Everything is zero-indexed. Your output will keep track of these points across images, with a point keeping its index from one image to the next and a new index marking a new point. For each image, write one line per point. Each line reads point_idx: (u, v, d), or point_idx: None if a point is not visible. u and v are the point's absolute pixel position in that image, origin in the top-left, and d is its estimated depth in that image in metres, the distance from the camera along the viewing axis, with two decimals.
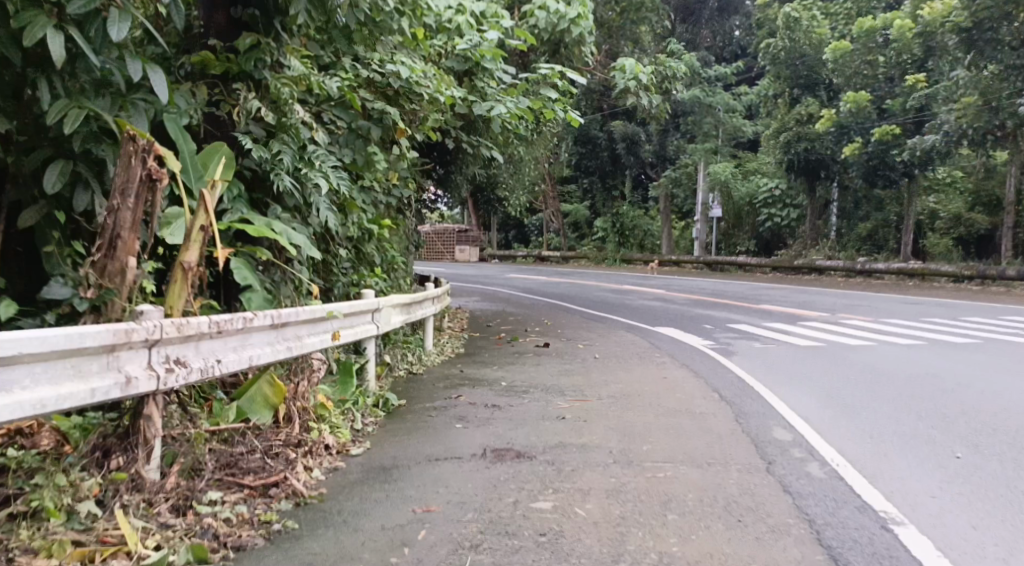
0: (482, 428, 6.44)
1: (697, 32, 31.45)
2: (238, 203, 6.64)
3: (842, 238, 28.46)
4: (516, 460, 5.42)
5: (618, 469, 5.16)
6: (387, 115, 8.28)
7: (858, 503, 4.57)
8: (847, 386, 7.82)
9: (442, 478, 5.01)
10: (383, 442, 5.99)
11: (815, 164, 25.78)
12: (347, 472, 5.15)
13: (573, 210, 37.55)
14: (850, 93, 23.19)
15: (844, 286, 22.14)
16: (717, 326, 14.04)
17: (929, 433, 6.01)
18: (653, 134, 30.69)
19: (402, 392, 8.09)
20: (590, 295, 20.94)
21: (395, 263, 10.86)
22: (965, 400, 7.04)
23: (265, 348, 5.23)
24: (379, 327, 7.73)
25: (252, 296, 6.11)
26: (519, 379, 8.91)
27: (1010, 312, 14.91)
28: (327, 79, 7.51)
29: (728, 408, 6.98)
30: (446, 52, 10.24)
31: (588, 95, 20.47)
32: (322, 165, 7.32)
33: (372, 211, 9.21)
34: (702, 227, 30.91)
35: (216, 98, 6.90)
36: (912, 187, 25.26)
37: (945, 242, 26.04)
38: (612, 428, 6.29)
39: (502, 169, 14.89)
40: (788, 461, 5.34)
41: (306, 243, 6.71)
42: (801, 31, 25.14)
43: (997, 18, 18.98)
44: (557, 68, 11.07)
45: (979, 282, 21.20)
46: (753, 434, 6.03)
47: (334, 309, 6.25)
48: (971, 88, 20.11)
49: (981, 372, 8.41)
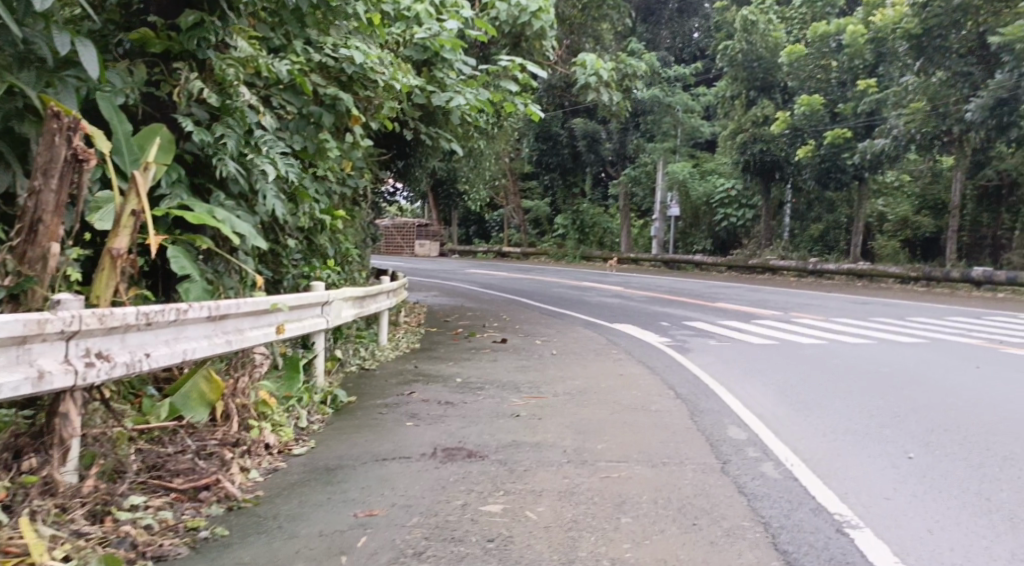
0: (434, 426, 6.20)
1: (657, 32, 31.58)
2: (178, 188, 6.33)
3: (795, 238, 28.75)
4: (468, 460, 5.19)
5: (572, 469, 4.97)
6: (340, 101, 7.98)
7: (812, 505, 4.38)
8: (802, 384, 7.71)
9: (388, 479, 4.76)
10: (329, 441, 5.72)
11: (770, 164, 25.98)
12: (287, 473, 4.88)
13: (533, 207, 37.45)
14: (804, 96, 23.50)
15: (796, 286, 22.33)
16: (673, 324, 13.98)
17: (882, 431, 5.85)
18: (613, 132, 30.69)
19: (352, 388, 7.81)
20: (550, 292, 20.79)
21: (350, 254, 10.57)
22: (919, 399, 6.95)
23: (202, 343, 4.95)
24: (329, 320, 7.44)
25: (190, 287, 5.82)
26: (474, 375, 8.69)
27: (957, 313, 15.09)
28: (275, 61, 7.18)
29: (685, 406, 6.83)
30: (404, 41, 9.92)
31: (550, 90, 20.31)
32: (269, 151, 7.02)
33: (326, 201, 8.91)
34: (659, 225, 30.99)
35: (155, 78, 6.56)
36: (863, 190, 25.10)
37: (893, 244, 26.41)
38: (568, 426, 6.09)
39: (462, 163, 14.64)
40: (743, 460, 5.17)
41: (251, 232, 6.39)
42: (758, 34, 25.20)
43: (946, 26, 19.62)
44: (518, 60, 10.89)
45: (925, 283, 21.49)
46: (709, 433, 5.87)
47: (279, 302, 5.95)
48: (919, 93, 20.47)
49: (934, 372, 8.39)
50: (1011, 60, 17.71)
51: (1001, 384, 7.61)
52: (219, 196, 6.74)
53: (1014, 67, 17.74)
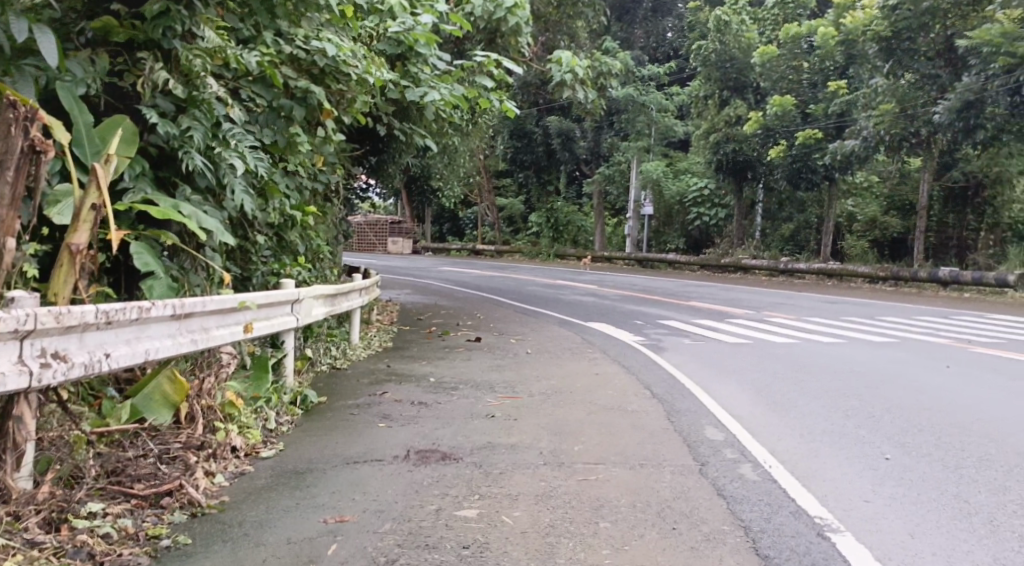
0: (407, 427, 6.06)
1: (631, 31, 31.58)
2: (142, 181, 6.15)
3: (766, 238, 28.91)
4: (442, 462, 5.06)
5: (548, 471, 4.86)
6: (311, 94, 7.79)
7: (792, 508, 4.30)
8: (777, 384, 7.68)
9: (360, 483, 4.62)
10: (299, 443, 5.56)
11: (742, 164, 26.08)
12: (255, 477, 4.72)
13: (507, 204, 37.35)
14: (776, 97, 23.61)
15: (768, 285, 22.45)
16: (647, 323, 13.93)
17: (858, 432, 5.81)
18: (587, 131, 30.66)
19: (323, 388, 7.64)
20: (524, 289, 20.72)
21: (322, 251, 10.38)
22: (894, 399, 6.93)
23: (166, 342, 4.78)
24: (299, 318, 7.26)
25: (153, 284, 5.66)
26: (448, 374, 8.56)
27: (926, 313, 15.23)
28: (245, 53, 6.99)
29: (661, 406, 6.76)
30: (378, 35, 9.76)
31: (525, 87, 20.22)
32: (238, 145, 6.84)
33: (297, 196, 8.72)
34: (632, 224, 31.02)
35: (119, 68, 6.36)
36: (833, 190, 25.37)
37: (862, 244, 26.68)
38: (544, 427, 5.99)
39: (436, 160, 14.49)
40: (721, 462, 5.09)
41: (218, 228, 6.21)
42: (731, 34, 25.19)
43: (915, 28, 19.78)
44: (493, 56, 10.71)
45: (893, 283, 21.70)
46: (686, 434, 5.79)
47: (246, 299, 5.78)
48: (888, 95, 20.66)
49: (907, 371, 8.40)
50: (978, 63, 17.92)
51: (973, 383, 7.63)
52: (185, 191, 6.55)
53: (981, 70, 17.95)
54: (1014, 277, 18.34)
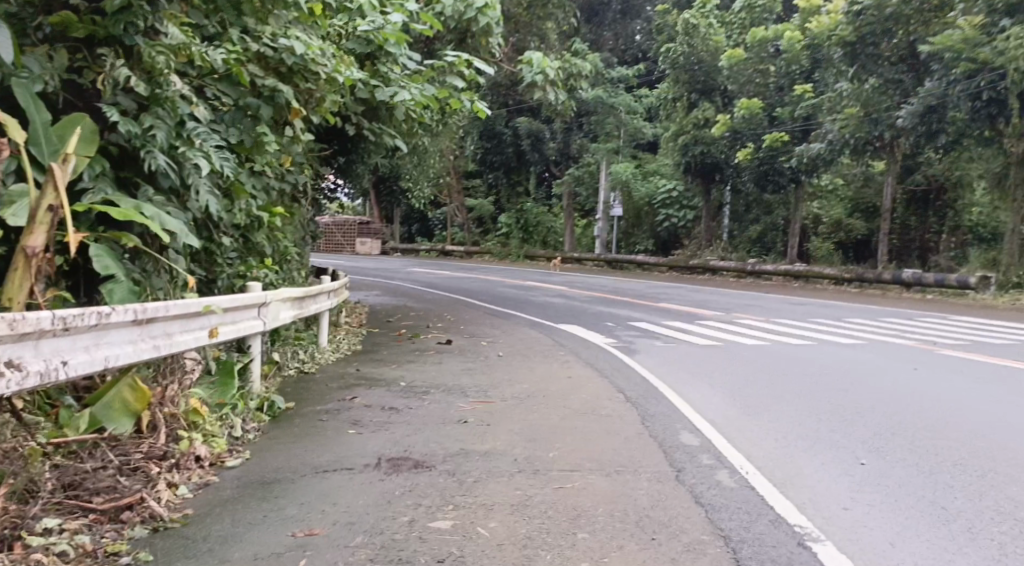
0: (377, 434, 5.93)
1: (600, 33, 31.59)
2: (102, 182, 5.96)
3: (734, 239, 29.06)
4: (415, 471, 4.93)
5: (524, 479, 4.77)
6: (279, 93, 7.62)
7: (772, 516, 4.26)
8: (750, 387, 7.66)
9: (330, 493, 4.48)
10: (266, 451, 5.41)
11: (711, 166, 26.20)
12: (220, 488, 4.56)
13: (477, 205, 37.22)
14: (744, 100, 23.74)
15: (736, 287, 22.57)
16: (618, 324, 13.90)
17: (832, 436, 5.80)
18: (557, 132, 30.63)
19: (291, 393, 7.48)
20: (495, 291, 20.63)
21: (289, 253, 10.18)
22: (865, 402, 6.95)
23: (127, 348, 4.62)
24: (266, 323, 7.10)
25: (114, 288, 5.49)
26: (419, 378, 8.44)
27: (892, 314, 15.39)
28: (210, 50, 6.81)
29: (635, 410, 6.70)
30: (347, 34, 9.60)
31: (495, 87, 20.11)
32: (203, 144, 6.66)
33: (263, 197, 8.53)
34: (602, 225, 31.04)
35: (78, 65, 6.17)
36: (799, 192, 25.60)
37: (828, 245, 26.96)
38: (518, 433, 5.90)
39: (406, 160, 14.34)
40: (698, 468, 5.04)
41: (181, 230, 6.04)
42: (699, 37, 25.31)
43: (879, 34, 19.91)
44: (464, 55, 10.55)
45: (858, 284, 21.93)
46: (661, 439, 5.73)
47: (212, 304, 5.61)
48: (854, 99, 20.84)
49: (877, 373, 8.44)
50: (940, 68, 18.15)
51: (942, 386, 7.67)
52: (147, 191, 6.36)
53: (942, 76, 18.16)
54: (975, 279, 18.60)
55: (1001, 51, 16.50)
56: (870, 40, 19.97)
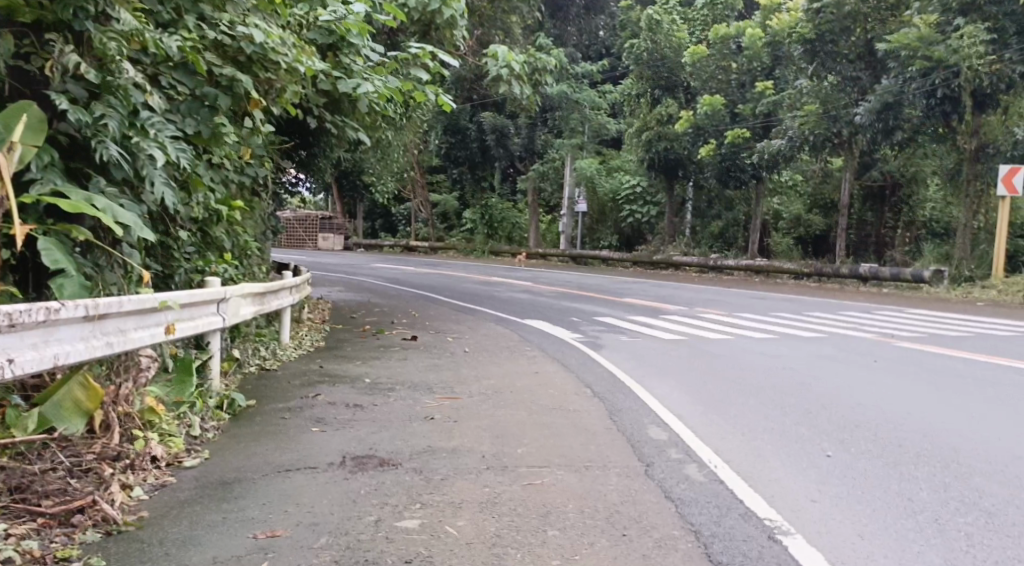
0: (341, 432, 5.80)
1: (564, 28, 31.48)
2: (51, 172, 5.77)
3: (696, 235, 29.20)
4: (380, 469, 4.81)
5: (492, 476, 4.68)
6: (238, 83, 7.43)
7: (741, 510, 4.22)
8: (715, 381, 7.66)
9: (293, 494, 4.35)
10: (226, 450, 5.25)
11: (674, 163, 26.26)
12: (177, 489, 4.40)
13: (441, 201, 37.00)
14: (706, 96, 23.81)
15: (699, 281, 22.70)
16: (583, 319, 13.87)
17: (799, 429, 5.80)
18: (521, 127, 30.49)
19: (252, 391, 7.29)
20: (460, 286, 20.48)
21: (250, 248, 9.97)
22: (829, 394, 6.98)
23: (77, 345, 4.46)
24: (225, 318, 6.91)
25: (64, 283, 5.31)
26: (383, 375, 8.30)
27: (851, 308, 15.58)
28: (165, 37, 6.60)
29: (601, 405, 6.65)
30: (308, 24, 9.40)
31: (459, 81, 19.92)
32: (158, 134, 6.47)
33: (223, 190, 8.33)
34: (566, 221, 31.07)
35: (25, 50, 5.94)
36: (760, 189, 25.83)
37: (788, 241, 27.27)
38: (485, 429, 5.80)
39: (369, 154, 14.14)
40: (666, 462, 4.99)
41: (136, 223, 5.87)
42: (662, 33, 25.50)
43: (837, 31, 20.18)
44: (428, 48, 10.40)
45: (817, 279, 22.15)
46: (628, 434, 5.69)
47: (167, 299, 5.44)
48: (813, 96, 21.03)
49: (841, 366, 8.49)
50: (897, 66, 18.39)
51: (904, 378, 7.74)
52: (100, 183, 6.15)
53: (900, 73, 18.40)
54: (929, 273, 18.89)
55: (955, 50, 16.75)
56: (829, 38, 20.29)
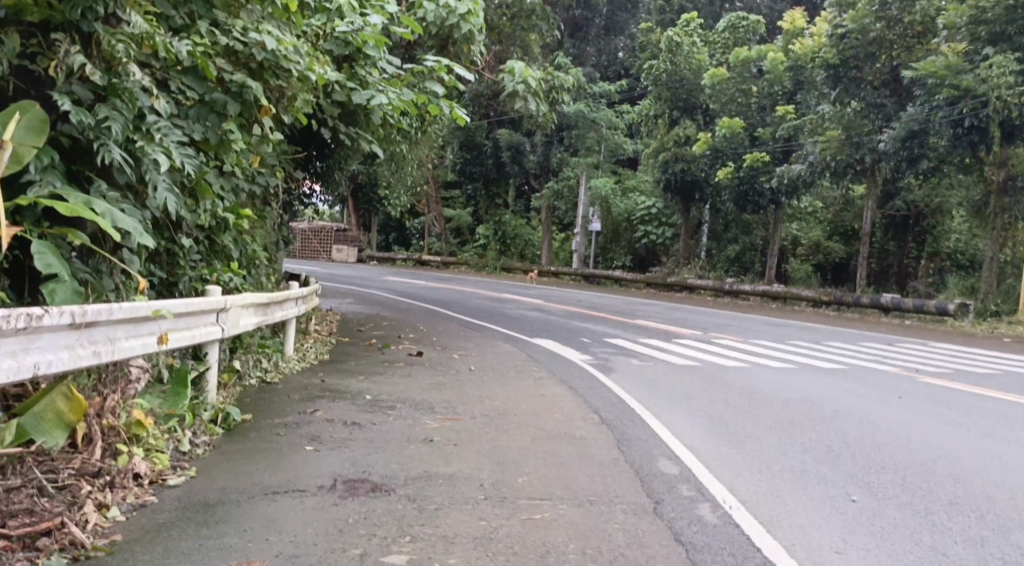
0: (336, 452, 5.57)
1: (584, 47, 31.16)
2: (50, 174, 5.62)
3: (711, 258, 28.82)
4: (372, 495, 4.57)
5: (489, 508, 4.44)
6: (248, 89, 7.27)
7: (759, 560, 3.95)
8: (728, 411, 7.38)
9: (276, 519, 4.13)
10: (214, 468, 5.03)
11: (690, 184, 26.03)
12: (157, 510, 4.20)
13: (454, 216, 36.86)
14: (725, 119, 23.53)
15: (714, 306, 22.38)
16: (594, 341, 13.61)
17: (818, 468, 5.51)
18: (537, 145, 30.41)
19: (249, 404, 7.10)
20: (470, 302, 20.25)
21: (257, 257, 9.79)
22: (850, 431, 6.69)
23: (59, 354, 4.26)
24: (225, 329, 6.71)
25: (56, 288, 5.14)
26: (385, 392, 8.07)
27: (868, 338, 15.25)
28: (175, 41, 6.45)
29: (610, 433, 6.40)
30: (324, 34, 9.24)
31: (477, 96, 19.78)
32: (164, 140, 6.31)
33: (231, 198, 8.16)
34: (580, 240, 30.79)
35: (31, 50, 5.78)
36: (778, 214, 25.54)
37: (806, 267, 26.96)
38: (485, 455, 5.55)
39: (383, 167, 13.98)
40: (677, 500, 4.72)
41: (135, 228, 5.70)
42: (682, 55, 25.35)
43: (861, 57, 19.84)
44: (445, 61, 10.23)
45: (836, 307, 21.77)
46: (638, 466, 5.42)
47: (162, 308, 5.23)
48: (835, 122, 20.60)
49: (860, 401, 8.19)
50: (922, 94, 18.08)
51: (926, 416, 7.48)
52: (101, 186, 5.97)
53: (925, 101, 18.12)
54: (953, 305, 18.48)
55: (984, 79, 16.48)
56: (853, 63, 19.92)
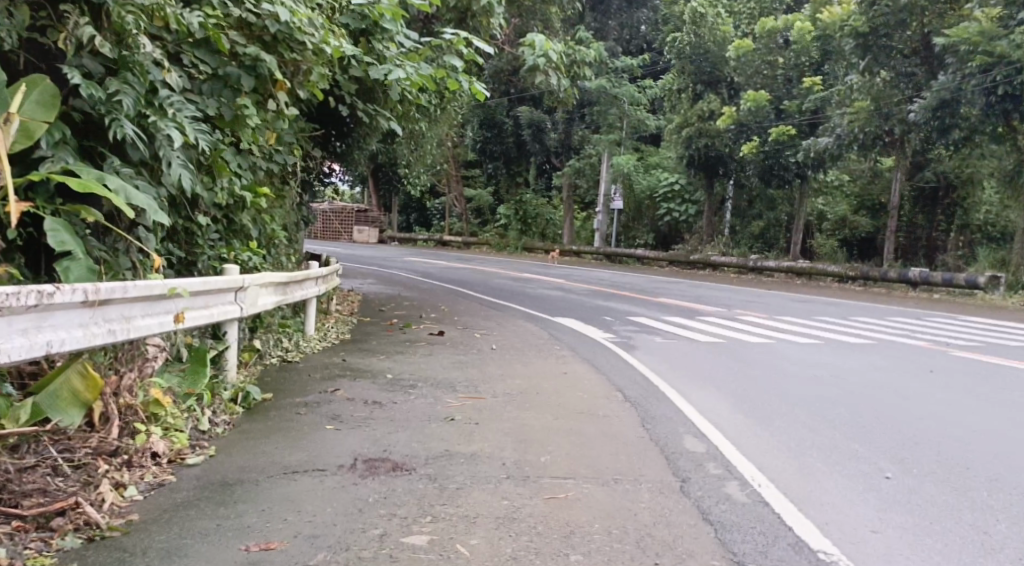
0: (356, 431, 5.47)
1: (606, 22, 30.76)
2: (63, 150, 5.56)
3: (735, 234, 28.44)
4: (392, 474, 4.46)
5: (511, 487, 4.32)
6: (262, 63, 7.15)
7: (791, 539, 3.80)
8: (754, 388, 7.21)
9: (295, 499, 4.03)
10: (233, 447, 4.95)
11: (714, 160, 25.64)
12: (175, 489, 4.11)
13: (475, 195, 36.62)
14: (750, 92, 23.06)
15: (738, 283, 22.08)
16: (617, 318, 13.44)
17: (850, 445, 5.33)
18: (559, 122, 30.28)
19: (269, 384, 7.03)
20: (491, 281, 20.14)
21: (277, 236, 9.71)
22: (881, 407, 6.50)
23: (74, 332, 4.18)
24: (243, 308, 6.62)
25: (70, 266, 5.08)
26: (407, 371, 7.97)
27: (897, 313, 14.94)
28: (186, 12, 6.34)
29: (634, 411, 6.26)
30: (340, 8, 9.11)
31: (498, 72, 19.53)
32: (177, 114, 6.21)
33: (249, 176, 8.07)
34: (602, 218, 30.48)
35: (40, 23, 5.69)
36: (804, 188, 25.09)
37: (832, 243, 26.56)
38: (508, 434, 5.43)
39: (403, 145, 13.83)
40: (704, 479, 4.58)
41: (150, 205, 5.62)
42: (706, 27, 24.80)
43: (892, 25, 19.24)
44: (463, 34, 10.02)
45: (863, 282, 21.39)
46: (663, 444, 5.28)
47: (177, 286, 5.15)
48: (862, 93, 20.23)
49: (890, 376, 7.97)
50: (955, 61, 17.59)
51: (960, 390, 7.27)
52: (113, 162, 5.88)
53: (957, 69, 17.64)
54: (984, 278, 18.13)
55: (1018, 45, 15.97)
56: (883, 31, 19.38)
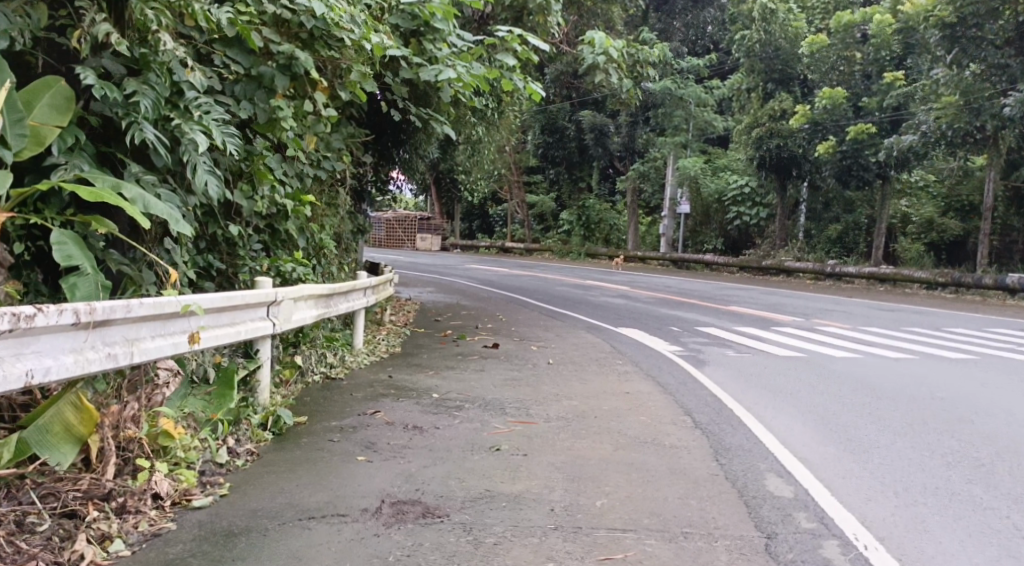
0: (390, 464, 4.88)
1: (669, 22, 30.19)
2: (78, 156, 5.12)
3: (810, 238, 27.05)
4: (422, 523, 3.87)
5: (559, 542, 3.68)
6: (298, 61, 6.65)
7: None
8: (845, 413, 6.35)
9: (304, 557, 3.51)
10: (251, 485, 4.42)
11: (787, 162, 24.29)
12: (171, 541, 3.65)
13: (538, 201, 35.51)
14: (826, 89, 21.92)
15: (814, 289, 20.89)
16: (684, 329, 12.61)
17: (970, 491, 4.52)
18: (622, 126, 29.45)
19: (306, 404, 6.52)
20: (554, 289, 19.41)
21: (325, 246, 9.23)
22: (1000, 439, 5.59)
23: (63, 359, 3.70)
24: (277, 324, 6.08)
25: (78, 281, 4.62)
26: (455, 389, 7.36)
27: (996, 323, 13.64)
28: (215, 8, 5.89)
29: (708, 441, 5.52)
30: (389, 7, 8.59)
31: (560, 75, 18.86)
32: (203, 117, 5.75)
33: (293, 183, 7.59)
34: (669, 222, 29.49)
35: (59, 21, 5.29)
36: (886, 189, 23.57)
37: (917, 247, 25.01)
38: (559, 470, 4.77)
39: (459, 151, 13.29)
40: (794, 534, 3.85)
41: (170, 215, 5.14)
42: (777, 24, 23.72)
43: (982, 14, 17.91)
44: (517, 30, 9.31)
45: (954, 289, 19.99)
46: (742, 485, 4.54)
47: (192, 303, 4.62)
48: (950, 87, 18.89)
49: (1002, 399, 6.97)
50: None
51: None
52: (134, 169, 5.44)
53: None
54: None
55: None
56: (972, 21, 18.06)
